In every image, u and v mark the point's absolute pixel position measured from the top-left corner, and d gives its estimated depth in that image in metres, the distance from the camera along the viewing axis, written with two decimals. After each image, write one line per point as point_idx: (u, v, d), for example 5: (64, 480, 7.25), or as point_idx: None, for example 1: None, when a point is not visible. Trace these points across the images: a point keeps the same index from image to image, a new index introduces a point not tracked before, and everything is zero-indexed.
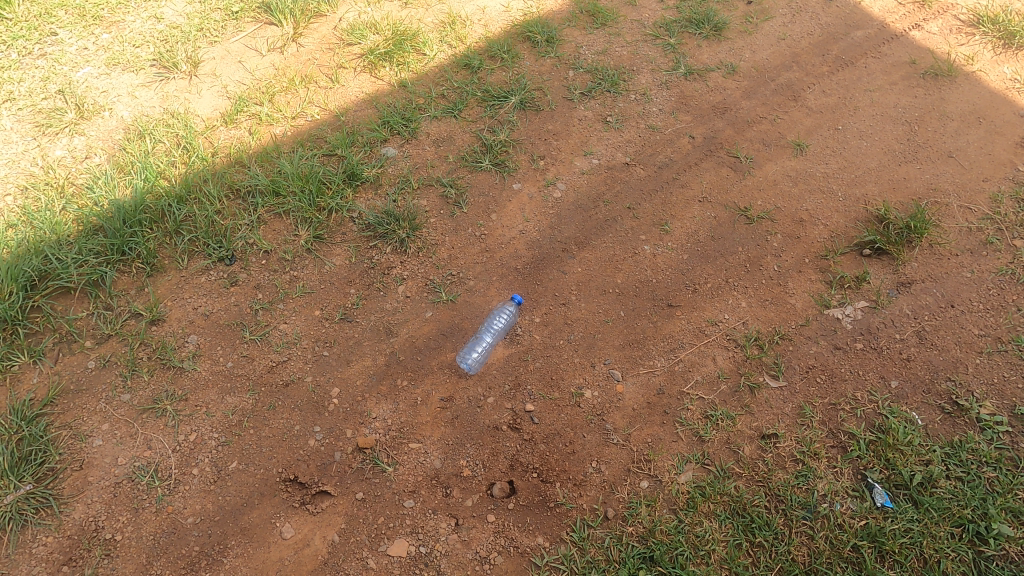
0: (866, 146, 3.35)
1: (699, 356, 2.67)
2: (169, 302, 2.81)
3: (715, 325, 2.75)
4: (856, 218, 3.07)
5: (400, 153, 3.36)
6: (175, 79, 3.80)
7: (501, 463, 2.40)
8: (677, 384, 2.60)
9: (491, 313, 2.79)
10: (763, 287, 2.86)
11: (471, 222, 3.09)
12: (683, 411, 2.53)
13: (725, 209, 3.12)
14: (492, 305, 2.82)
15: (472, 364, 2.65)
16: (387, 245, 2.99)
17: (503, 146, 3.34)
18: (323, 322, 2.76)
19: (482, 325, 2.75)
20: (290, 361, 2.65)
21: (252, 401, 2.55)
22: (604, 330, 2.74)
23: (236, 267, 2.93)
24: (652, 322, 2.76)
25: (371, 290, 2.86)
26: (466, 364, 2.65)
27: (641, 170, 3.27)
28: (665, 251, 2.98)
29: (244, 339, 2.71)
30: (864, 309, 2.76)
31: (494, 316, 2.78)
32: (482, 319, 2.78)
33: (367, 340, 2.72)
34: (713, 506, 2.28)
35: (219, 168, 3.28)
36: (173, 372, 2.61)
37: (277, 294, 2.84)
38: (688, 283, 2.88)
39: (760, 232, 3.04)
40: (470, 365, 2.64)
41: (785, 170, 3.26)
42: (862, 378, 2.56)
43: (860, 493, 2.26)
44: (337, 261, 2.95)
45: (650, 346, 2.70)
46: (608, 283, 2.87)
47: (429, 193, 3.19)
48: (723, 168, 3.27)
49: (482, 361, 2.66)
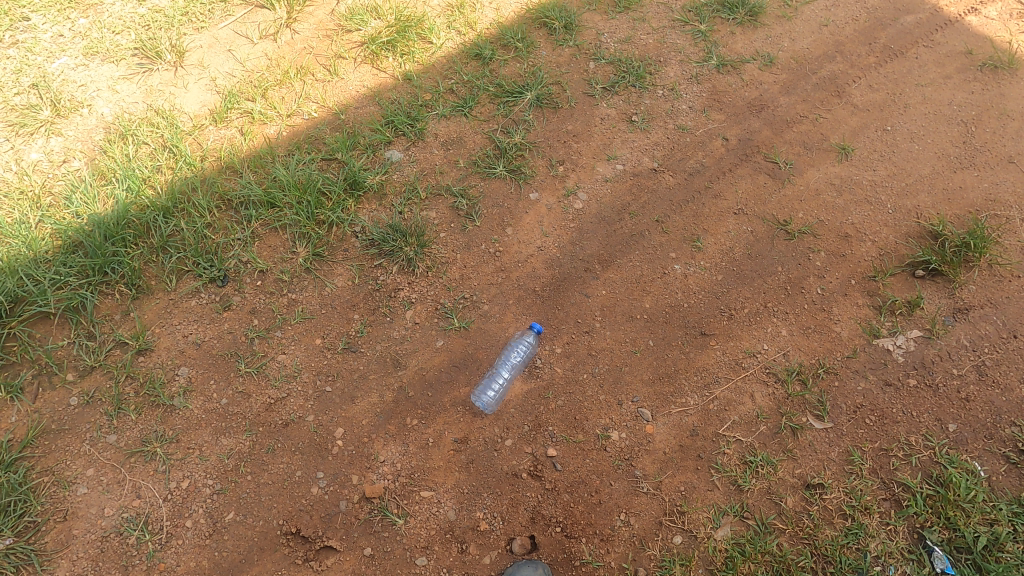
0: (918, 149, 3.04)
1: (735, 393, 2.44)
2: (157, 329, 2.58)
3: (753, 357, 2.51)
4: (908, 233, 2.79)
5: (406, 157, 3.07)
6: (159, 71, 3.47)
7: (521, 516, 2.21)
8: (712, 424, 2.38)
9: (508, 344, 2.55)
10: (805, 313, 2.61)
11: (484, 237, 2.82)
12: (720, 456, 2.31)
13: (763, 223, 2.84)
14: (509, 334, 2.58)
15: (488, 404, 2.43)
16: (393, 264, 2.73)
17: (518, 150, 3.05)
18: (325, 353, 2.53)
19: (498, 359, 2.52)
20: (289, 397, 2.44)
21: (249, 443, 2.34)
22: (631, 363, 2.50)
23: (229, 289, 2.68)
24: (684, 353, 2.53)
25: (376, 315, 2.62)
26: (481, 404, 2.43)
27: (670, 177, 2.98)
28: (697, 271, 2.72)
29: (239, 372, 2.48)
30: (918, 339, 2.52)
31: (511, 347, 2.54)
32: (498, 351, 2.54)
33: (373, 373, 2.49)
34: (754, 567, 2.09)
35: (209, 174, 3.00)
36: (162, 410, 2.40)
37: (273, 320, 2.60)
38: (723, 308, 2.63)
39: (801, 249, 2.77)
40: (485, 405, 2.42)
41: (828, 177, 2.97)
42: (915, 420, 2.34)
43: (917, 557, 2.07)
44: (338, 282, 2.70)
45: (682, 381, 2.47)
46: (635, 308, 2.63)
47: (437, 204, 2.92)
48: (760, 175, 2.98)
49: (499, 400, 2.44)
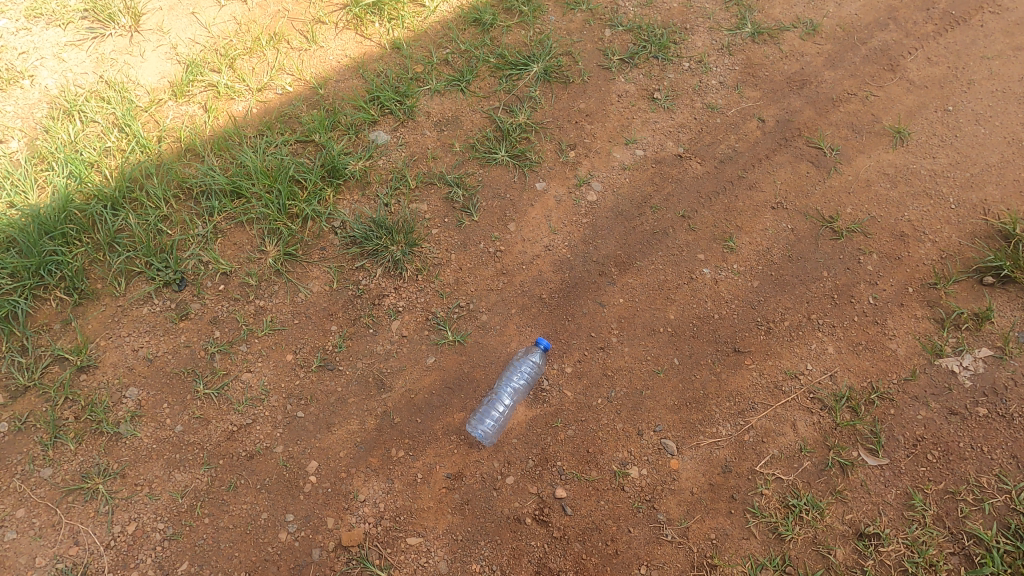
0: (985, 133, 2.63)
1: (774, 422, 2.10)
2: (102, 341, 2.22)
3: (795, 379, 2.16)
4: (975, 232, 2.40)
5: (394, 139, 2.67)
6: (113, 36, 3.02)
7: (524, 569, 1.89)
8: (747, 460, 2.04)
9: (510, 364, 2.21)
10: (854, 327, 2.25)
11: (483, 234, 2.45)
12: (756, 498, 1.98)
13: (805, 219, 2.46)
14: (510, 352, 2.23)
15: (487, 436, 2.09)
16: (377, 265, 2.36)
17: (522, 132, 2.65)
18: (297, 371, 2.19)
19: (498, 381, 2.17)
20: (255, 424, 2.10)
21: (207, 478, 2.01)
22: (653, 385, 2.15)
23: (187, 294, 2.31)
24: (714, 374, 2.17)
25: (357, 327, 2.27)
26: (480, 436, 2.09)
27: (697, 165, 2.59)
28: (729, 276, 2.35)
29: (196, 393, 2.13)
30: (988, 359, 2.16)
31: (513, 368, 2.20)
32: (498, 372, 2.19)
33: (353, 396, 2.15)
34: None
35: (166, 158, 2.60)
36: (106, 439, 2.06)
37: (238, 332, 2.24)
38: (760, 320, 2.27)
39: (850, 251, 2.39)
40: (484, 437, 2.09)
41: (880, 166, 2.57)
42: (987, 457, 1.99)
43: None
44: (314, 286, 2.34)
45: (712, 407, 2.12)
46: (658, 320, 2.27)
47: (429, 195, 2.53)
48: (802, 163, 2.58)
49: (500, 430, 2.10)
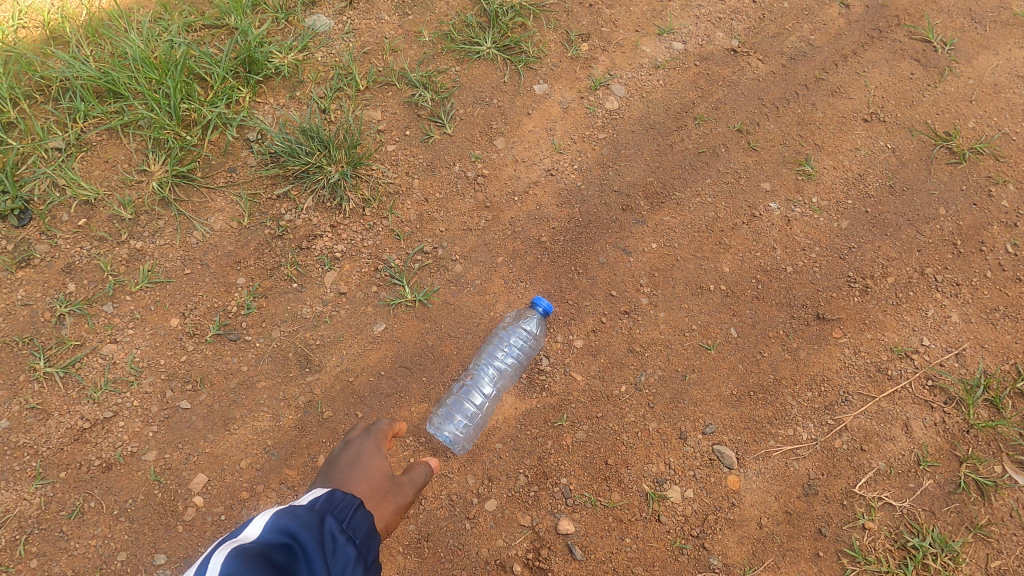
0: None
1: (877, 422, 1.44)
2: None
3: (905, 359, 1.50)
4: None
5: (339, 25, 1.93)
6: None
7: None
8: (839, 478, 1.39)
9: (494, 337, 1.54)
10: (987, 285, 1.57)
11: (459, 153, 1.75)
12: (856, 535, 1.34)
13: (911, 136, 1.75)
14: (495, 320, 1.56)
15: (458, 440, 1.43)
16: (307, 193, 1.66)
17: (516, 15, 1.90)
18: (185, 342, 1.51)
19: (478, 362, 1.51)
20: (118, 419, 1.43)
21: (39, 500, 1.35)
22: (701, 367, 1.49)
23: (31, 230, 1.61)
24: (789, 351, 1.50)
25: (276, 280, 1.58)
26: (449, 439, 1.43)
27: (758, 62, 1.87)
28: (807, 214, 1.66)
29: (32, 373, 1.45)
30: None
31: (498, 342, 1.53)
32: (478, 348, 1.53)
33: (265, 379, 1.48)
34: None
35: (13, 42, 1.83)
36: None
37: (101, 286, 1.55)
38: (853, 275, 1.58)
39: (977, 180, 1.69)
40: (454, 441, 1.42)
41: (1011, 67, 1.86)
42: None
43: None
44: (216, 222, 1.64)
45: (786, 400, 1.46)
46: (706, 274, 1.59)
47: (385, 98, 1.81)
48: (903, 61, 1.87)
49: (477, 431, 1.43)
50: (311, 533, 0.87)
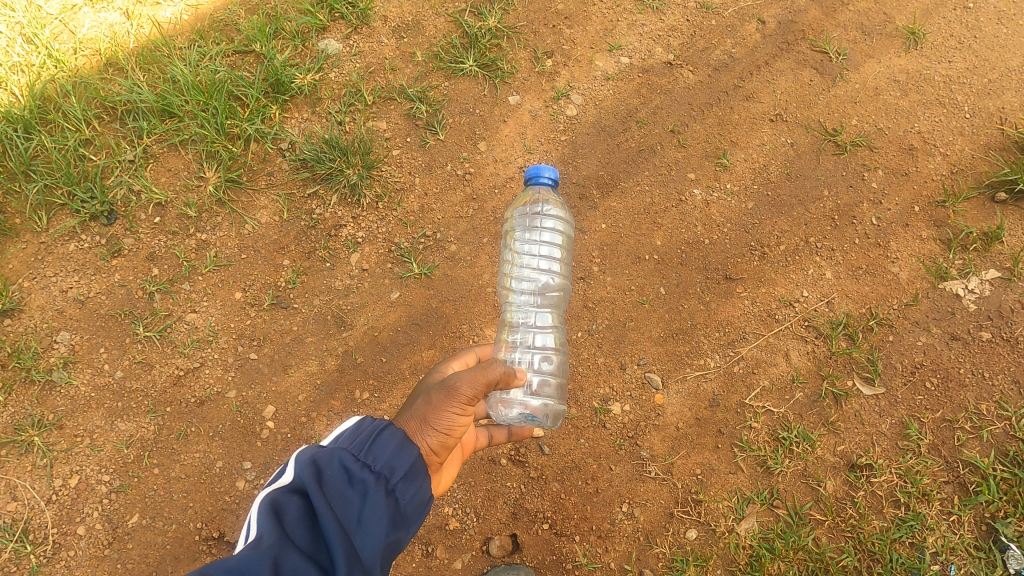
0: (1006, 34, 2.36)
1: (766, 352, 1.95)
2: (26, 282, 1.99)
3: (790, 306, 2.00)
4: (987, 144, 2.19)
5: (347, 49, 2.34)
6: None
7: (500, 511, 1.79)
8: (735, 392, 1.91)
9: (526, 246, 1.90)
10: (854, 249, 2.08)
11: (450, 155, 2.20)
12: (746, 432, 1.86)
13: (806, 132, 2.22)
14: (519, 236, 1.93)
15: (551, 412, 1.77)
16: (332, 191, 2.11)
17: (493, 38, 2.31)
18: (247, 309, 1.99)
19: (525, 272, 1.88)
20: (203, 367, 1.92)
21: (154, 427, 1.85)
22: (638, 317, 1.99)
23: (119, 228, 2.06)
24: (703, 303, 2.01)
25: (313, 261, 2.05)
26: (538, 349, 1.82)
27: (689, 74, 2.31)
28: (722, 197, 2.14)
29: (135, 337, 1.93)
30: (994, 281, 2.01)
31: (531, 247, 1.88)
32: (518, 260, 1.89)
33: (310, 335, 1.97)
34: (784, 566, 1.73)
35: (84, 76, 2.28)
36: (38, 389, 1.87)
37: (179, 269, 2.02)
38: (754, 244, 2.08)
39: (853, 167, 2.18)
40: (547, 418, 1.74)
41: (890, 72, 2.31)
42: (988, 383, 1.88)
43: (986, 555, 1.68)
44: (262, 217, 2.09)
45: (700, 338, 1.97)
46: (643, 247, 2.07)
47: (389, 111, 2.24)
48: (804, 70, 2.32)
49: (541, 320, 1.85)
50: (344, 459, 1.19)
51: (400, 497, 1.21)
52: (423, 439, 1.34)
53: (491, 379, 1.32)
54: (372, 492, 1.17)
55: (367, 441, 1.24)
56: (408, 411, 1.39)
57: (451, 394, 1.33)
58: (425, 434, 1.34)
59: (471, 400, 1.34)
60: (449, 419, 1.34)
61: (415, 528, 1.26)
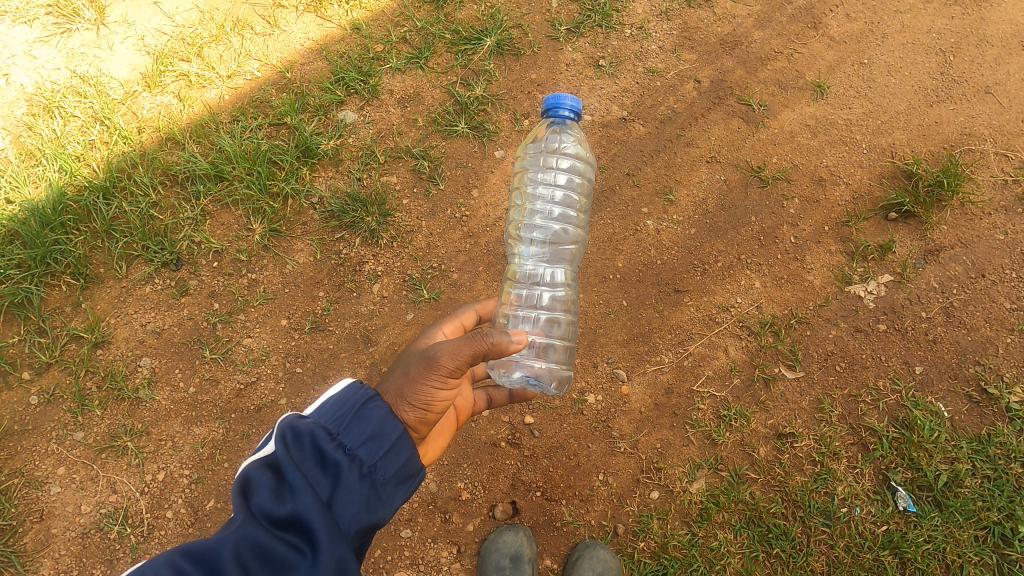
0: (895, 83, 2.92)
1: (709, 348, 2.44)
2: (112, 319, 2.48)
3: (727, 311, 2.50)
4: (882, 174, 2.72)
5: (361, 117, 2.85)
6: (79, 31, 3.02)
7: (502, 483, 2.26)
8: (686, 381, 2.39)
9: (545, 183, 2.38)
10: (778, 263, 2.58)
11: (449, 202, 2.71)
12: (695, 412, 2.34)
13: (736, 170, 2.74)
14: (538, 170, 2.41)
15: (555, 376, 2.20)
16: (356, 236, 2.62)
17: (480, 104, 2.85)
18: (291, 333, 2.48)
19: (546, 205, 2.36)
20: (259, 381, 2.40)
21: (222, 430, 2.33)
22: (606, 324, 2.48)
23: (185, 272, 2.56)
24: (658, 312, 2.51)
25: (342, 291, 2.55)
26: (549, 300, 2.26)
27: (640, 127, 2.84)
28: (670, 226, 2.65)
29: (203, 359, 2.42)
30: (888, 284, 2.51)
31: (550, 185, 2.37)
32: (537, 211, 2.38)
33: (343, 351, 2.46)
34: (728, 515, 2.21)
35: (148, 148, 2.75)
36: (128, 404, 2.35)
37: (235, 303, 2.51)
38: (697, 262, 2.59)
39: (775, 197, 2.69)
40: (550, 381, 2.17)
41: (803, 119, 2.85)
42: (884, 364, 2.38)
43: (882, 497, 2.19)
44: (300, 258, 2.59)
45: (656, 340, 2.46)
46: (608, 268, 2.57)
47: (398, 168, 2.75)
48: (734, 120, 2.85)
49: (555, 273, 2.32)
50: (322, 438, 1.40)
51: (373, 475, 1.42)
52: (402, 409, 1.61)
53: (471, 350, 1.60)
54: (351, 468, 1.39)
55: (344, 420, 1.45)
56: (393, 380, 1.67)
57: (433, 364, 1.60)
58: (406, 405, 1.61)
59: (451, 370, 1.62)
60: (430, 389, 1.62)
61: (392, 501, 1.46)
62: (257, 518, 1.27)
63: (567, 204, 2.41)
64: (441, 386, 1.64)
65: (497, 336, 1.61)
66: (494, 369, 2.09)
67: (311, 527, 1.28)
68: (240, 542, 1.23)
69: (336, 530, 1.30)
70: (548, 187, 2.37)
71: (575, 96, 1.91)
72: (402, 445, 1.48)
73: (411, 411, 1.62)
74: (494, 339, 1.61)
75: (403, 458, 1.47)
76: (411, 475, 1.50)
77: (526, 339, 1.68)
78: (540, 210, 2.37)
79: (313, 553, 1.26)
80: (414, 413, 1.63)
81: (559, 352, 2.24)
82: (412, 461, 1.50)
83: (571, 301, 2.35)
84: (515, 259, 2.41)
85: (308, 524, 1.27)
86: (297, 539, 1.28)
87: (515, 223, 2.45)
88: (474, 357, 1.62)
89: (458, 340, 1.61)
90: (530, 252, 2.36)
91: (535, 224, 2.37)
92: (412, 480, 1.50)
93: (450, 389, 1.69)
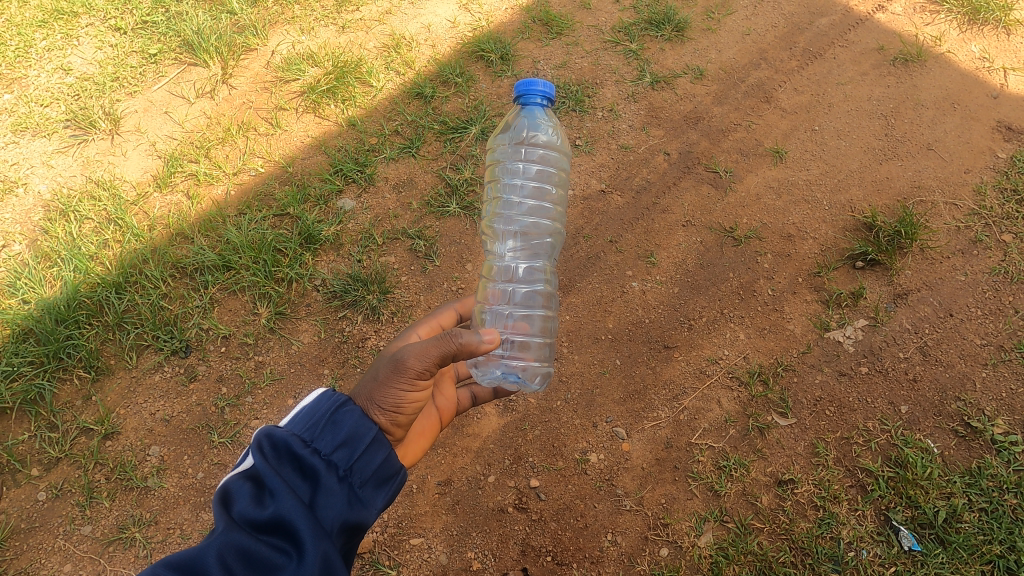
0: (845, 145, 3.21)
1: (703, 401, 2.53)
2: (122, 410, 2.54)
3: (716, 363, 2.62)
4: (845, 227, 2.93)
5: (359, 204, 3.06)
6: (95, 141, 3.28)
7: (511, 550, 2.27)
8: (683, 434, 2.46)
9: (520, 178, 2.55)
10: (759, 315, 2.73)
11: (445, 276, 2.88)
12: (695, 464, 2.40)
13: (711, 232, 2.95)
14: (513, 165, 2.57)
15: (536, 373, 2.33)
16: (358, 313, 2.75)
17: (469, 185, 3.08)
18: None
19: (521, 197, 2.52)
20: None
21: None
22: (601, 384, 2.58)
23: (194, 359, 2.66)
24: (650, 368, 2.62)
25: (346, 368, 2.64)
26: (525, 295, 2.40)
27: (618, 197, 3.07)
28: (655, 286, 2.82)
29: (212, 444, 2.47)
30: (864, 328, 2.66)
31: (524, 179, 2.54)
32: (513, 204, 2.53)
33: None
34: (738, 568, 2.21)
35: (159, 243, 2.91)
36: (136, 494, 2.37)
37: (242, 386, 2.59)
38: (683, 318, 2.74)
39: (749, 254, 2.88)
40: (531, 377, 2.30)
41: (766, 181, 3.10)
42: (871, 406, 2.48)
43: (886, 538, 2.23)
44: (305, 338, 2.71)
45: (651, 396, 2.55)
46: (599, 330, 2.71)
47: (396, 248, 2.93)
48: (704, 186, 3.09)
49: (534, 269, 2.47)
50: (299, 446, 1.48)
51: (352, 479, 1.52)
52: (373, 414, 1.71)
53: (438, 352, 1.70)
54: (329, 472, 1.48)
55: (319, 428, 1.53)
56: (364, 385, 1.76)
57: (401, 368, 1.71)
58: (377, 409, 1.71)
59: (420, 372, 1.73)
60: (398, 391, 1.71)
61: (372, 502, 1.55)
62: (240, 524, 1.33)
63: (540, 195, 2.57)
64: (410, 389, 1.74)
65: (465, 337, 1.70)
66: (477, 367, 2.19)
67: (293, 529, 1.35)
68: (224, 547, 1.28)
69: (319, 528, 1.38)
70: (521, 181, 2.54)
71: (548, 82, 2.08)
72: (378, 447, 1.59)
73: (382, 414, 1.72)
74: (462, 339, 1.70)
75: (378, 460, 1.58)
76: (388, 477, 1.61)
77: (496, 339, 1.76)
78: (516, 204, 2.53)
79: (299, 553, 1.33)
80: (385, 416, 1.72)
81: (538, 349, 2.37)
82: (390, 463, 1.62)
83: (549, 295, 2.50)
84: (492, 256, 2.55)
85: (291, 525, 1.35)
86: (280, 543, 1.35)
87: (493, 219, 2.60)
88: (443, 358, 1.72)
89: (426, 343, 1.72)
90: (506, 247, 2.50)
91: (511, 217, 2.51)
92: (390, 481, 1.61)
93: (421, 391, 1.79)
